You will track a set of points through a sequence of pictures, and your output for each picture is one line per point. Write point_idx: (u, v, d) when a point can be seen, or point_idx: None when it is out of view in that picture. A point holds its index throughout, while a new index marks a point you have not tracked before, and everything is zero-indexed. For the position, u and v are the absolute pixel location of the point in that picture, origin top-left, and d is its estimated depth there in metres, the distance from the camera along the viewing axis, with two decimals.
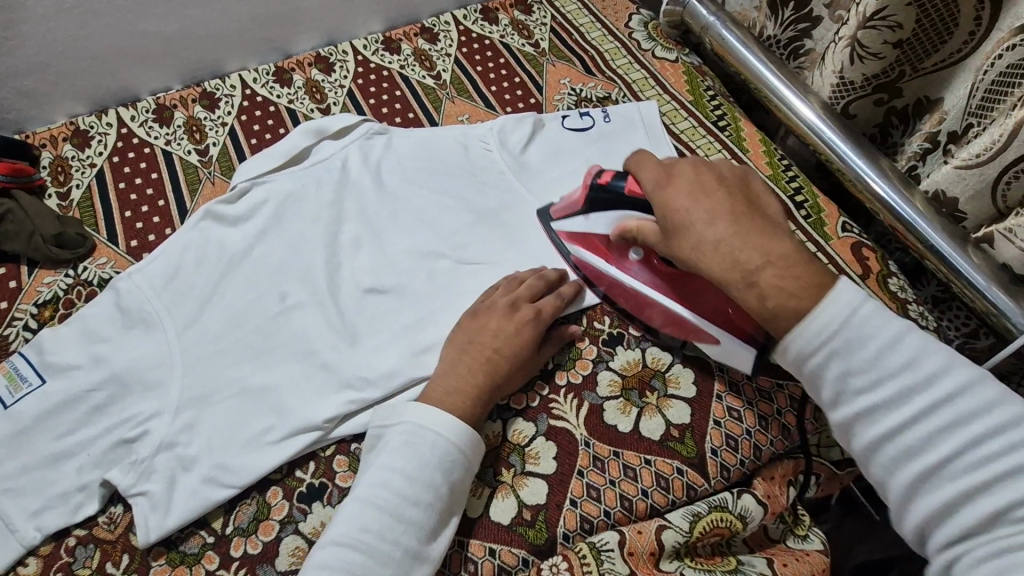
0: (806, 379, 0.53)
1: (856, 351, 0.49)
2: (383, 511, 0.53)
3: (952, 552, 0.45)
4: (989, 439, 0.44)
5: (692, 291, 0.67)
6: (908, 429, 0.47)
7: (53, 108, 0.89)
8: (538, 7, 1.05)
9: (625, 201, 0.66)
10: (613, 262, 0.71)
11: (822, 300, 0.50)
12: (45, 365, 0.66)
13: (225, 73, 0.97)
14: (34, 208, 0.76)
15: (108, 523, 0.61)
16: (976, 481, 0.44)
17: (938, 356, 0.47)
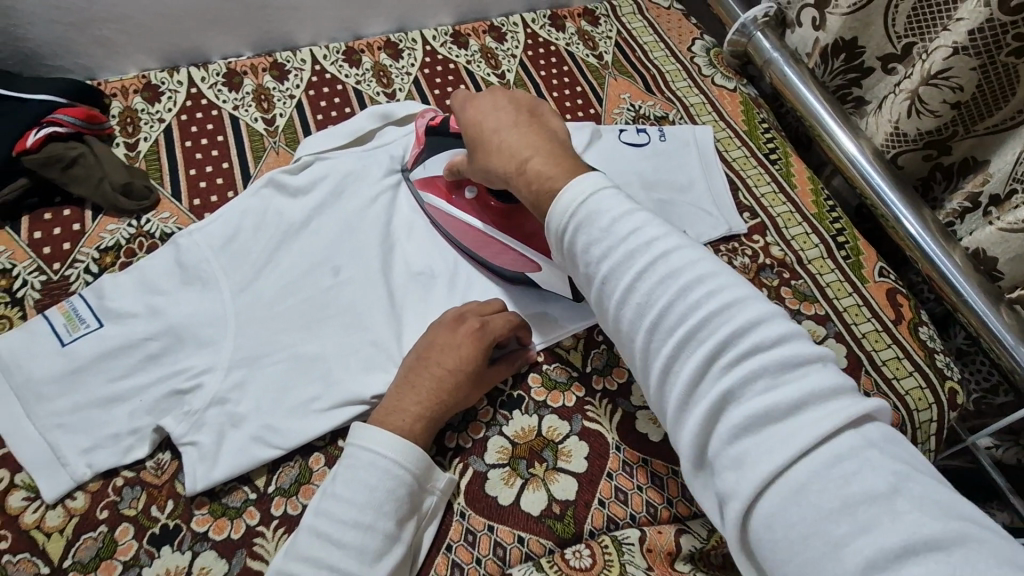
0: (600, 301, 0.51)
1: (602, 228, 0.49)
2: (331, 540, 0.53)
3: (712, 454, 0.42)
4: (723, 310, 0.43)
5: (519, 225, 0.74)
6: (682, 317, 0.45)
7: (127, 60, 0.90)
8: (604, 20, 1.08)
9: (450, 136, 0.76)
10: (456, 205, 0.77)
11: (569, 185, 0.53)
12: (106, 308, 0.67)
13: (295, 46, 0.99)
14: (104, 154, 0.77)
15: (155, 468, 0.61)
16: (714, 356, 0.43)
17: (671, 238, 0.48)
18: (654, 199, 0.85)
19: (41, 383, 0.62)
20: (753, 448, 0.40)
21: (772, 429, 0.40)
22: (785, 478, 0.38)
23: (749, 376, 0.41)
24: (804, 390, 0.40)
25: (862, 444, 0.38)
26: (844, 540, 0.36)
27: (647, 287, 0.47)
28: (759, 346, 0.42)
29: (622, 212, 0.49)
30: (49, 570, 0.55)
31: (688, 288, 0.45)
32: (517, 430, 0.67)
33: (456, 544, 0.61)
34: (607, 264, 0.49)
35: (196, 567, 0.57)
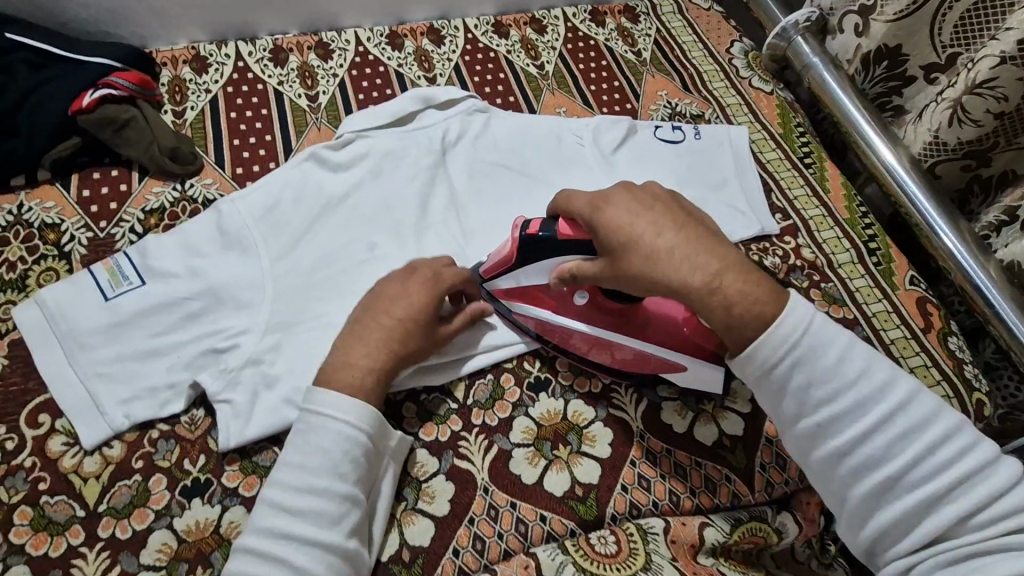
0: (789, 421, 0.55)
1: (816, 364, 0.53)
2: (288, 508, 0.52)
3: (900, 551, 0.51)
4: (911, 427, 0.51)
5: (635, 324, 0.67)
6: (885, 456, 0.51)
7: (177, 31, 0.92)
8: (645, 18, 1.09)
9: (558, 244, 0.64)
10: (561, 308, 0.69)
11: (777, 317, 0.53)
12: (149, 266, 0.68)
13: (340, 27, 1.01)
14: (156, 120, 0.79)
15: (189, 424, 0.63)
16: (901, 475, 0.50)
17: (894, 377, 0.53)
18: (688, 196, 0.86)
19: (85, 335, 0.64)
20: (932, 548, 0.49)
21: (930, 517, 0.50)
22: (935, 542, 0.49)
23: (930, 497, 0.49)
24: (974, 487, 0.49)
25: (1014, 542, 0.47)
26: (975, 569, 0.47)
27: (867, 426, 0.52)
28: (970, 473, 0.49)
29: (843, 347, 0.53)
30: (85, 513, 0.57)
31: (906, 430, 0.51)
32: (543, 412, 0.68)
33: (479, 518, 0.61)
34: (829, 404, 0.52)
35: (225, 521, 0.58)
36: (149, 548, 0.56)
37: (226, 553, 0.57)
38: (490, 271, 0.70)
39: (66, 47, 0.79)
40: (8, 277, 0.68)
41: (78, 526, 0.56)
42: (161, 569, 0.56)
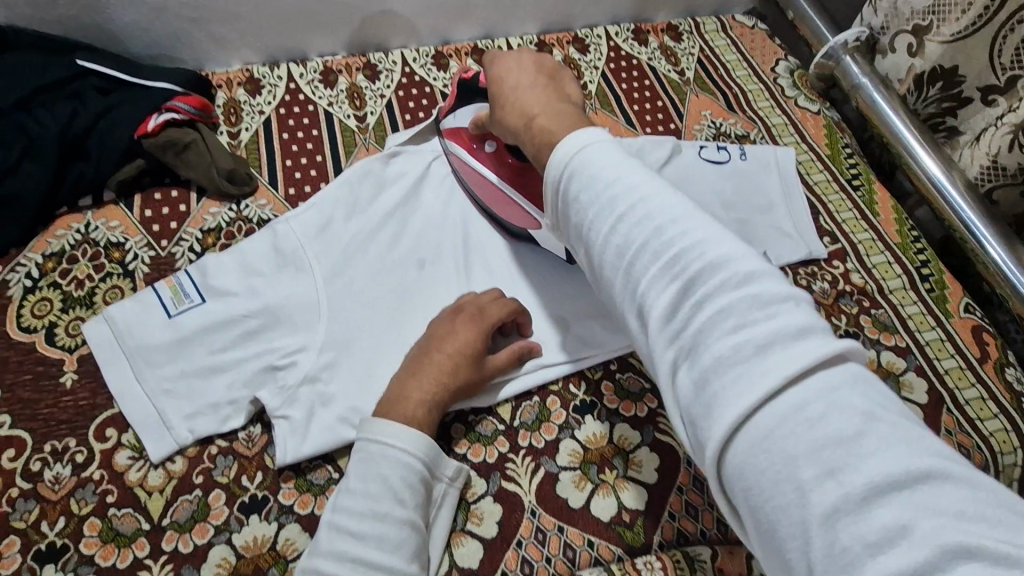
0: (584, 250, 0.50)
1: (597, 178, 0.49)
2: (353, 533, 0.54)
3: (685, 396, 0.40)
4: (689, 254, 0.43)
5: (519, 175, 0.77)
6: (658, 259, 0.44)
7: (233, 53, 0.95)
8: (688, 36, 1.09)
9: (483, 92, 0.79)
10: (484, 170, 0.79)
11: (570, 137, 0.53)
12: (209, 286, 0.71)
13: (387, 49, 1.03)
14: (214, 142, 0.82)
15: (247, 440, 0.65)
16: (686, 295, 0.42)
17: (660, 191, 0.47)
18: (734, 219, 0.85)
19: (150, 352, 0.66)
20: (726, 381, 0.38)
21: (741, 370, 0.38)
22: (754, 423, 0.37)
23: (718, 315, 0.40)
24: (801, 331, 0.38)
25: (828, 393, 0.36)
26: (810, 482, 0.35)
27: (635, 234, 0.45)
28: (759, 294, 0.40)
29: (624, 170, 0.48)
30: (149, 526, 0.59)
31: (664, 234, 0.44)
32: (589, 435, 0.68)
33: (526, 541, 0.62)
34: (591, 212, 0.48)
35: (281, 538, 0.60)
36: (209, 562, 0.58)
37: (283, 569, 0.58)
38: (450, 118, 0.83)
39: (133, 73, 0.82)
40: (77, 294, 0.71)
41: (143, 538, 0.58)
42: None
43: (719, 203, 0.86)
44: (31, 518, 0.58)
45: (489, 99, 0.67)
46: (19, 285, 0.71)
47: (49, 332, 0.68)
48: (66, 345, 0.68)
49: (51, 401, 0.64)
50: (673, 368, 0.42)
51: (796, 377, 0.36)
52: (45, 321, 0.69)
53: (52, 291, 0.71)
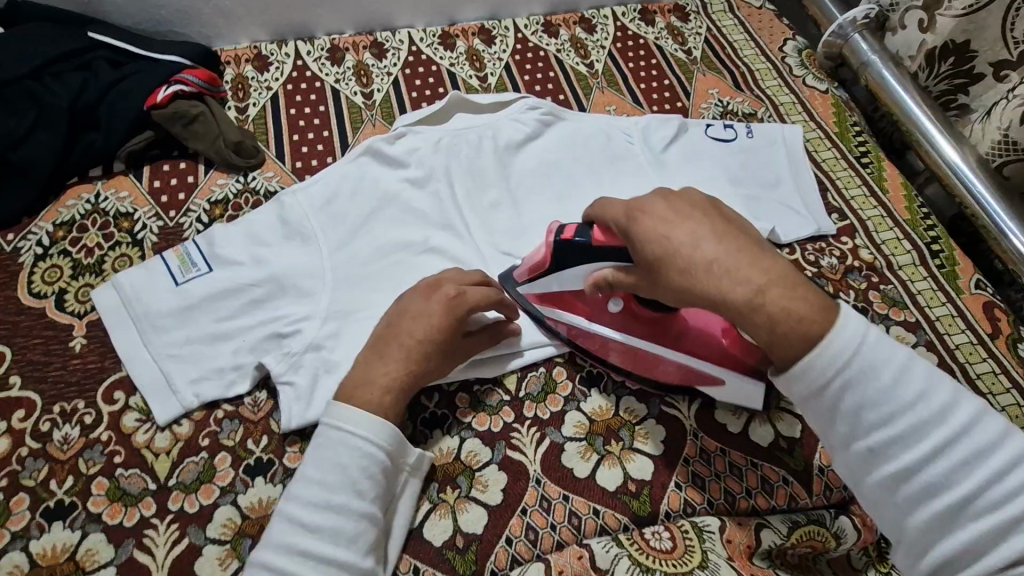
0: (838, 435, 0.48)
1: (855, 372, 0.46)
2: (306, 526, 0.51)
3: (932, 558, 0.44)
4: (982, 449, 0.44)
5: (682, 338, 0.64)
6: (944, 467, 0.44)
7: (241, 31, 0.96)
8: (695, 17, 1.08)
9: (595, 253, 0.60)
10: (595, 318, 0.67)
11: (832, 327, 0.47)
12: (217, 254, 0.71)
13: (394, 28, 1.03)
14: (222, 115, 0.82)
15: (253, 405, 0.65)
16: (972, 495, 0.43)
17: (911, 369, 0.46)
18: (741, 195, 0.85)
19: (158, 318, 0.67)
20: (962, 552, 0.43)
21: (1009, 552, 0.41)
22: (1015, 570, 0.41)
23: (1010, 521, 0.42)
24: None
25: None
26: (999, 573, 0.41)
27: (900, 428, 0.45)
28: (993, 471, 0.43)
29: (871, 354, 0.46)
30: (156, 487, 0.59)
31: (945, 435, 0.44)
32: (595, 407, 0.68)
33: (531, 508, 0.62)
34: (874, 414, 0.46)
35: None
36: (214, 523, 0.58)
37: None
38: (527, 263, 0.67)
39: (143, 47, 0.83)
40: (86, 262, 0.72)
41: (150, 498, 0.59)
42: (226, 543, 0.57)
43: (727, 180, 0.86)
44: (40, 477, 0.59)
45: (621, 235, 0.56)
46: (30, 253, 0.72)
47: (59, 298, 0.69)
48: (75, 310, 0.68)
49: (60, 363, 0.65)
50: (926, 544, 0.45)
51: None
52: (55, 288, 0.70)
53: (62, 259, 0.72)
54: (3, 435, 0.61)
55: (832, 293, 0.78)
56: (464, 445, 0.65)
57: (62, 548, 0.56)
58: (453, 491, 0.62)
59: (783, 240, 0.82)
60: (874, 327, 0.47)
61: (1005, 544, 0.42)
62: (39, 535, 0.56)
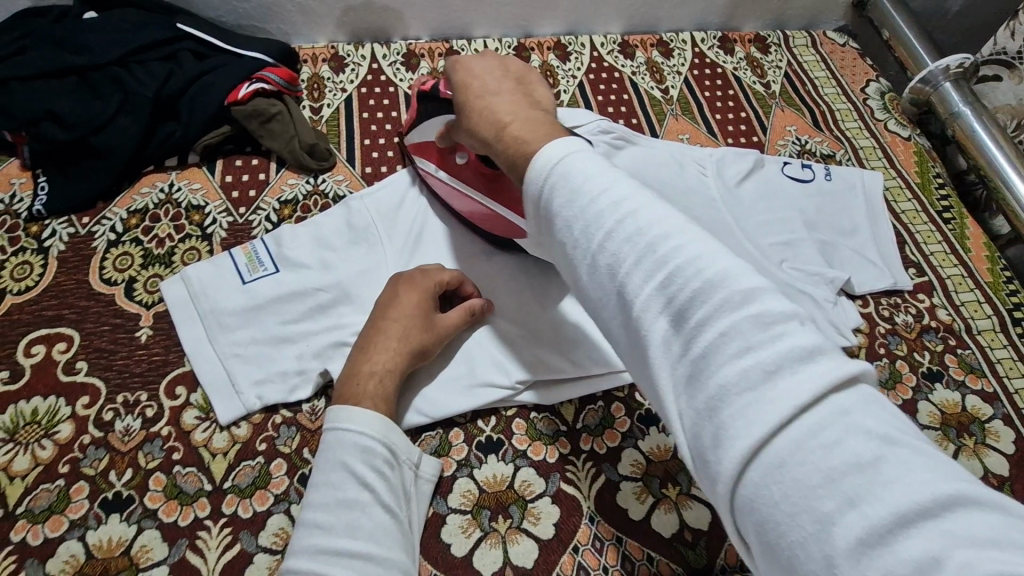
0: (583, 278, 0.42)
1: (581, 206, 0.42)
2: (320, 526, 0.50)
3: (689, 433, 0.35)
4: (698, 274, 0.36)
5: (502, 188, 0.67)
6: (665, 280, 0.37)
7: (320, 31, 0.96)
8: (775, 49, 1.06)
9: (439, 101, 0.69)
10: (444, 171, 0.72)
11: (540, 151, 0.45)
12: (284, 255, 0.71)
13: (470, 37, 1.02)
14: (298, 115, 0.82)
15: (311, 414, 0.64)
16: (683, 315, 0.36)
17: (654, 205, 0.41)
18: (816, 240, 0.82)
19: (223, 315, 0.67)
20: (731, 419, 0.33)
21: (748, 400, 0.33)
22: (768, 450, 0.32)
23: (722, 336, 0.35)
24: (791, 356, 0.33)
25: (811, 429, 0.31)
26: (830, 517, 0.30)
27: (625, 255, 0.39)
28: (728, 297, 0.35)
29: (606, 182, 0.42)
30: (211, 488, 0.59)
31: (686, 269, 0.37)
32: (653, 447, 0.66)
33: (583, 547, 0.60)
34: (581, 227, 0.42)
35: None
36: (266, 531, 0.58)
37: None
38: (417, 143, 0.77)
39: (227, 41, 0.83)
40: (157, 252, 0.72)
41: (205, 499, 0.59)
42: (277, 553, 0.57)
43: (802, 224, 0.83)
44: (100, 467, 0.59)
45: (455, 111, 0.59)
46: (104, 238, 0.72)
47: (128, 287, 0.69)
48: (144, 300, 0.69)
49: (126, 353, 0.65)
50: (679, 403, 0.36)
51: (798, 413, 0.32)
52: (126, 276, 0.70)
53: (134, 247, 0.72)
54: (68, 420, 0.61)
55: (905, 353, 0.75)
56: (517, 474, 0.64)
57: (117, 542, 0.56)
58: (505, 520, 0.61)
59: (857, 291, 0.79)
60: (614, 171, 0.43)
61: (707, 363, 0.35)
62: (96, 526, 0.56)
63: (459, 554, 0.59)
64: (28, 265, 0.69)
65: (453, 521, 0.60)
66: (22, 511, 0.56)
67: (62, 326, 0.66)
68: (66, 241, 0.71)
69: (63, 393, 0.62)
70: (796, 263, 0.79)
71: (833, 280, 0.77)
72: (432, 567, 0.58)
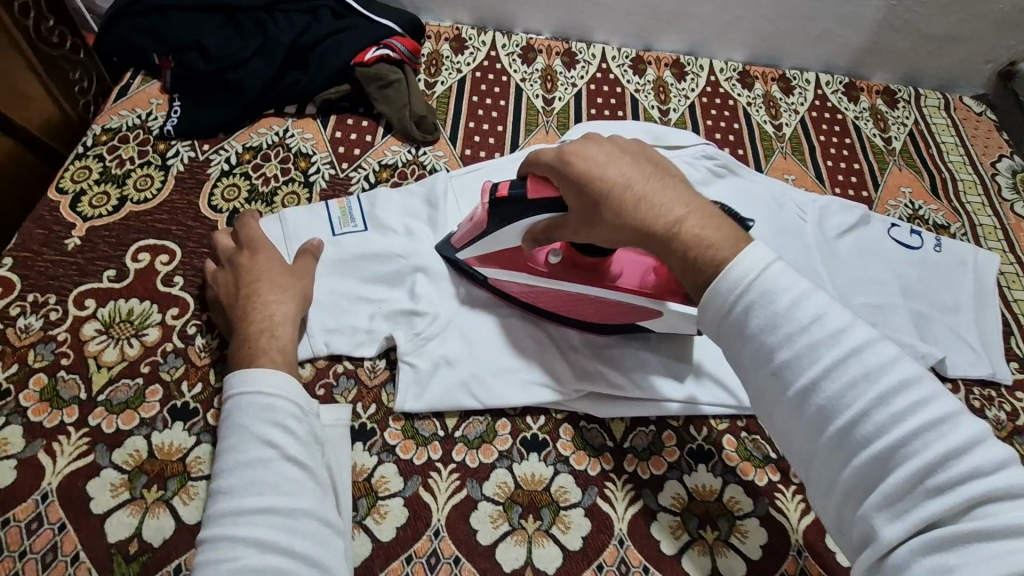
0: (773, 394, 0.44)
1: (772, 310, 0.43)
2: (227, 491, 0.48)
3: (894, 560, 0.38)
4: (921, 415, 0.39)
5: (608, 273, 0.65)
6: (881, 421, 0.39)
7: (449, 11, 0.99)
8: (904, 105, 1.01)
9: (528, 205, 0.58)
10: (539, 272, 0.66)
11: (734, 260, 0.45)
12: (375, 215, 0.74)
13: (589, 40, 1.02)
14: (414, 86, 0.85)
15: (371, 371, 0.66)
16: (887, 448, 0.39)
17: (856, 326, 0.42)
18: (912, 310, 0.77)
19: (211, 256, 0.68)
20: (952, 558, 0.36)
21: (967, 556, 0.35)
22: None
23: (948, 490, 0.37)
24: (987, 490, 0.36)
25: None
26: None
27: (832, 379, 0.41)
28: (951, 452, 0.37)
29: (806, 300, 0.43)
30: None
31: (887, 395, 0.40)
32: (698, 485, 0.63)
33: (607, 568, 0.58)
34: (788, 351, 0.42)
35: (377, 474, 0.61)
36: None
37: (371, 503, 0.59)
38: (464, 243, 0.68)
39: (364, 5, 0.87)
40: (261, 190, 0.76)
41: None
42: None
43: (900, 290, 0.78)
44: (176, 374, 0.62)
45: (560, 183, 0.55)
46: (218, 167, 0.77)
47: (231, 216, 0.74)
48: None
49: None
50: (885, 537, 0.39)
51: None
52: (230, 206, 0.74)
53: (242, 180, 0.77)
54: (156, 326, 0.65)
55: None
56: (555, 478, 0.63)
57: (177, 448, 0.58)
58: (535, 521, 0.60)
59: (950, 374, 0.73)
60: (800, 275, 0.45)
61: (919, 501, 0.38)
62: (162, 428, 0.59)
63: (484, 542, 0.58)
64: (149, 178, 0.75)
65: (484, 508, 0.60)
66: (102, 399, 0.60)
67: (167, 240, 0.71)
68: (185, 163, 0.77)
69: (157, 300, 0.66)
70: (886, 328, 0.75)
71: (926, 354, 0.72)
72: (454, 548, 0.58)
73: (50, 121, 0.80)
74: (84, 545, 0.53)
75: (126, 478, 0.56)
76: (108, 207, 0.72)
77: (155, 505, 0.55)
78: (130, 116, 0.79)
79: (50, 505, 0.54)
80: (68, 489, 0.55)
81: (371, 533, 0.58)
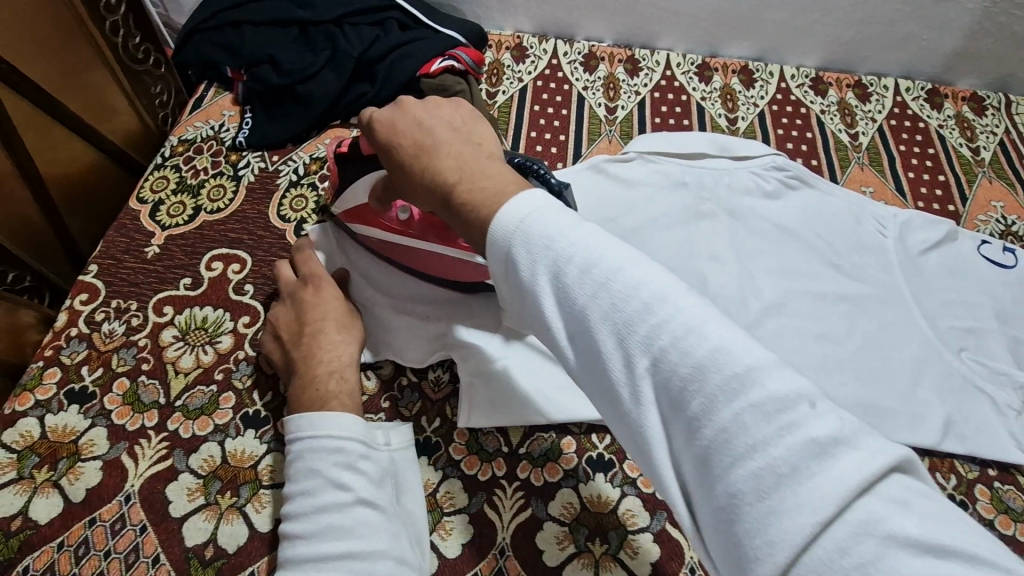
0: (575, 360, 0.38)
1: (556, 267, 0.38)
2: (304, 535, 0.47)
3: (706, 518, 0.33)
4: (695, 343, 0.34)
5: (458, 235, 0.65)
6: (678, 361, 0.34)
7: (511, 20, 0.99)
8: (994, 113, 0.94)
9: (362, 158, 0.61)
10: (383, 225, 0.68)
11: (507, 204, 0.41)
12: None
13: (653, 47, 1.00)
14: (477, 96, 0.85)
15: (435, 383, 0.66)
16: (692, 402, 0.33)
17: (624, 256, 0.38)
18: (1008, 335, 0.72)
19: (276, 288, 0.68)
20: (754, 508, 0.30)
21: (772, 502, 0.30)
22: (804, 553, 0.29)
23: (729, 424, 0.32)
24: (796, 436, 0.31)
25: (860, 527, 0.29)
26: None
27: (597, 320, 0.36)
28: (749, 388, 0.32)
29: (578, 243, 0.38)
30: None
31: (670, 337, 0.34)
32: None
33: None
34: (569, 307, 0.37)
35: (442, 489, 0.60)
36: None
37: (437, 518, 0.59)
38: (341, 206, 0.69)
39: (430, 17, 0.88)
40: (328, 200, 0.77)
41: None
42: None
43: (994, 313, 0.73)
44: (248, 383, 0.63)
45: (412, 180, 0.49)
46: (287, 178, 0.78)
47: (298, 226, 0.75)
48: None
49: None
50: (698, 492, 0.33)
51: (832, 509, 0.29)
52: (298, 216, 0.75)
53: (309, 190, 0.78)
54: (229, 334, 0.66)
55: None
56: (622, 501, 0.61)
57: (249, 454, 0.59)
58: (602, 545, 0.58)
59: None
60: (570, 213, 0.40)
61: (720, 449, 0.32)
62: (235, 435, 0.60)
63: (551, 564, 0.57)
64: (222, 188, 0.77)
65: (550, 529, 0.59)
66: (179, 404, 0.62)
67: (239, 249, 0.72)
68: (256, 173, 0.78)
69: (229, 308, 0.68)
70: (977, 354, 0.71)
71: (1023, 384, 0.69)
72: (521, 569, 0.57)
73: (132, 133, 0.84)
74: (164, 547, 0.54)
75: (202, 483, 0.58)
76: (184, 216, 0.74)
77: (229, 510, 0.56)
78: (204, 128, 0.82)
79: (133, 507, 0.56)
80: (148, 492, 0.57)
81: (438, 549, 0.57)
